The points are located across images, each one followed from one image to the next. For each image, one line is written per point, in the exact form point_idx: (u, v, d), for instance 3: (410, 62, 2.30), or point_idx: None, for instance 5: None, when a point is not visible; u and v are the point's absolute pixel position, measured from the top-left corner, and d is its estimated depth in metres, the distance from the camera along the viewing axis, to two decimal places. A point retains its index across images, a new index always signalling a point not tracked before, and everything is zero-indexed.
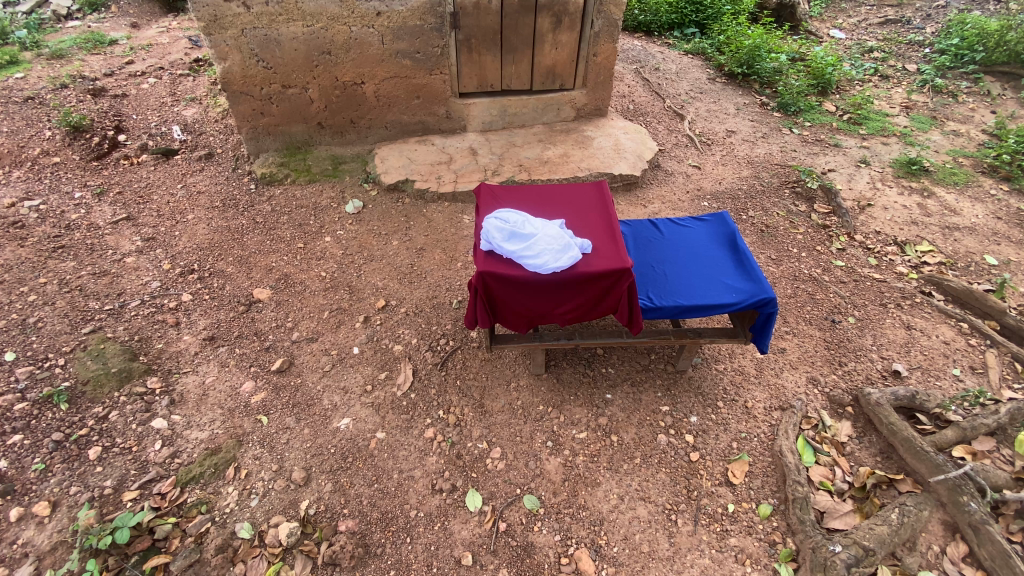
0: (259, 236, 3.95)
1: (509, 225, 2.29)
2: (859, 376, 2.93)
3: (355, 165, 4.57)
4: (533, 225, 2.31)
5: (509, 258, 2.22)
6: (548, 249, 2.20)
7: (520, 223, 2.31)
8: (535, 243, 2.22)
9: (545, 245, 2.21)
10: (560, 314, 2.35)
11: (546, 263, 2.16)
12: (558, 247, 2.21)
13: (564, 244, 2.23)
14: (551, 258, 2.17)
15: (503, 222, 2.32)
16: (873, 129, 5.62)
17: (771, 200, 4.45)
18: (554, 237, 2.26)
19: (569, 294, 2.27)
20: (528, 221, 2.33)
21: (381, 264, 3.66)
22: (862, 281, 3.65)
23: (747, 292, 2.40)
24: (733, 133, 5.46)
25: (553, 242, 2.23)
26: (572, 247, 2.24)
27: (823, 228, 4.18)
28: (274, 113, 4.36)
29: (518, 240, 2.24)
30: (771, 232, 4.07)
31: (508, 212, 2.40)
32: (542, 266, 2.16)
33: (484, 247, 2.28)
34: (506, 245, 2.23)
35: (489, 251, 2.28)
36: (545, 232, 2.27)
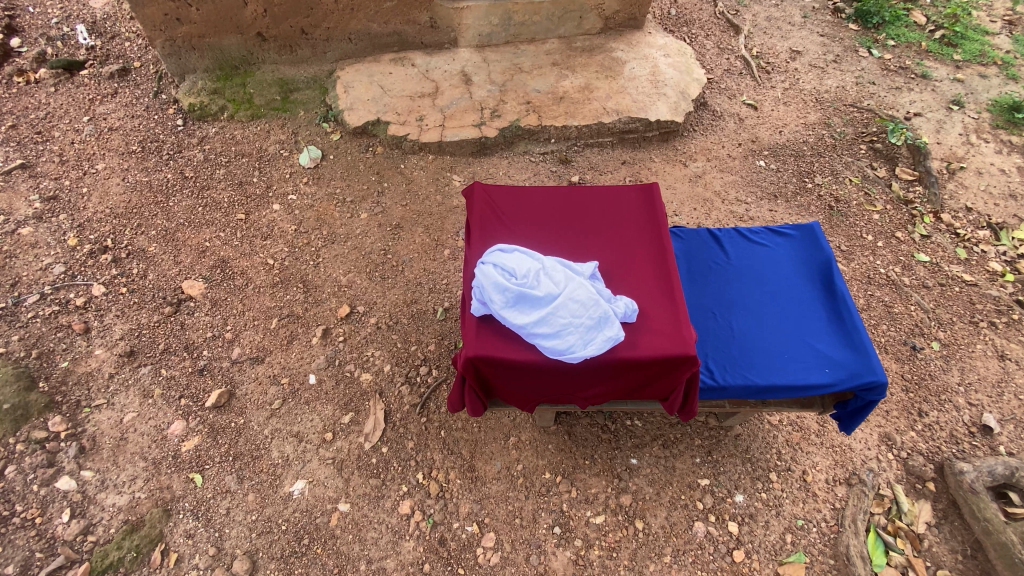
0: (190, 201, 3.08)
1: (516, 280, 1.49)
2: (942, 433, 2.35)
3: (312, 93, 3.52)
4: (553, 279, 1.50)
5: (515, 332, 1.49)
6: (578, 323, 1.44)
7: (531, 273, 1.50)
8: (555, 313, 1.45)
9: (576, 317, 1.45)
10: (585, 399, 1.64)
11: (576, 347, 1.43)
12: (595, 319, 1.46)
13: (603, 309, 1.47)
14: (584, 337, 1.44)
15: (506, 270, 1.51)
16: (969, 54, 4.46)
17: (841, 158, 3.55)
18: (587, 299, 1.47)
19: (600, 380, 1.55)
20: (543, 270, 1.53)
21: (346, 247, 2.83)
22: (949, 287, 2.95)
23: (844, 371, 1.71)
24: (798, 55, 4.29)
25: (582, 309, 1.46)
26: (612, 313, 1.48)
27: (904, 202, 3.36)
28: (196, 20, 3.24)
29: (529, 309, 1.46)
30: (841, 209, 3.25)
31: (514, 249, 1.60)
32: (569, 352, 1.43)
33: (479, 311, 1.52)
34: (510, 315, 1.46)
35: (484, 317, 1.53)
36: (572, 290, 1.48)
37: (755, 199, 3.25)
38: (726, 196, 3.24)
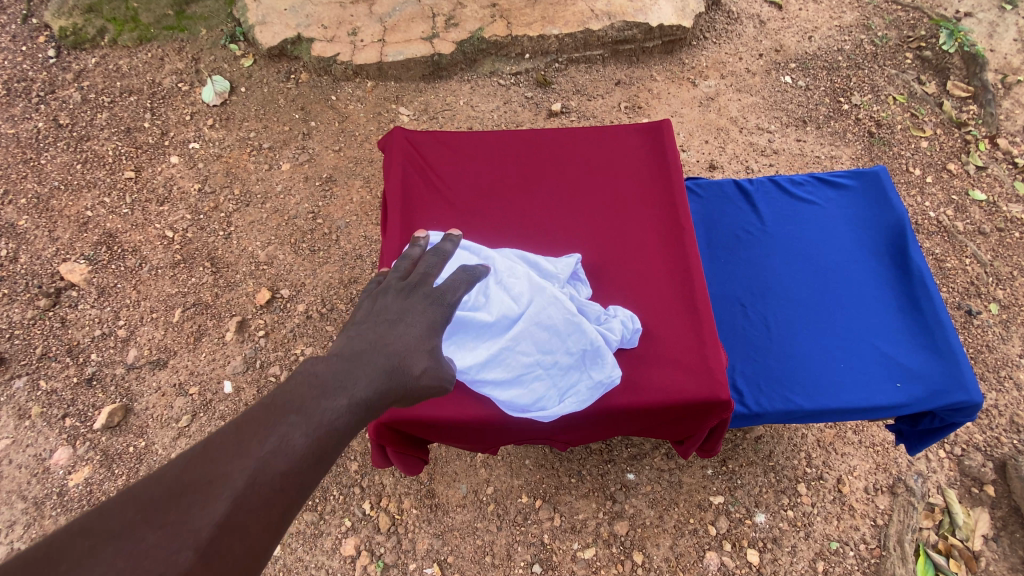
0: (67, 158, 2.42)
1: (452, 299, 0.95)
2: (1003, 420, 1.94)
3: (213, 3, 2.71)
4: (512, 293, 0.96)
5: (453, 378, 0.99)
6: (551, 363, 0.95)
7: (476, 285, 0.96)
8: (512, 352, 0.93)
9: (551, 356, 0.95)
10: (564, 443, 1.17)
11: (548, 401, 0.95)
12: (579, 354, 0.96)
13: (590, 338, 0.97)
14: (562, 385, 0.96)
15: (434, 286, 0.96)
16: None
17: (883, 70, 2.87)
18: (566, 323, 0.96)
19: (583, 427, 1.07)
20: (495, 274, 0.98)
21: (265, 211, 2.23)
22: (1009, 232, 2.45)
23: (922, 386, 1.23)
24: None
25: (555, 343, 0.95)
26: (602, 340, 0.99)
27: (956, 125, 2.76)
28: None
29: (477, 344, 0.93)
30: (883, 136, 2.65)
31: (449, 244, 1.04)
32: (538, 409, 0.95)
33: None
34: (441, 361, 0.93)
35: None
36: (544, 308, 0.96)
37: (780, 126, 2.62)
38: (745, 124, 2.60)
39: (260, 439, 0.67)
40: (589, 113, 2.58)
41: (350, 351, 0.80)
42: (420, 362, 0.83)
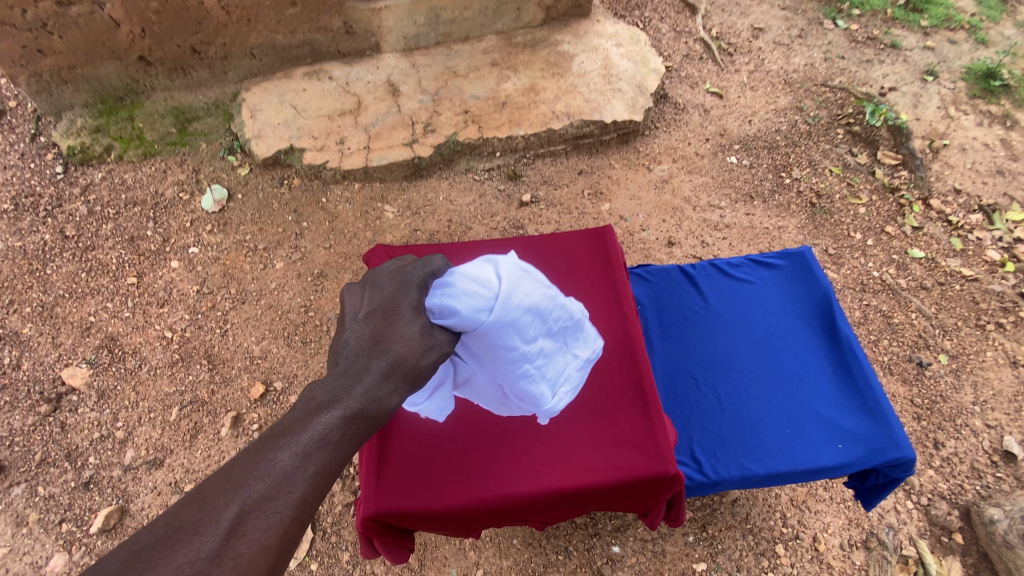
0: (71, 266, 2.60)
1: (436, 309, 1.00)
2: (963, 467, 2.06)
3: (214, 121, 3.04)
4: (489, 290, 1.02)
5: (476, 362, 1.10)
6: (538, 352, 1.11)
7: (446, 295, 0.99)
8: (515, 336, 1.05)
9: (531, 340, 1.08)
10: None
11: (548, 389, 1.13)
12: (554, 332, 1.14)
13: (564, 320, 1.16)
14: (552, 372, 1.14)
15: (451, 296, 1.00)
16: (937, 18, 4.40)
17: (818, 146, 3.22)
18: (544, 307, 1.10)
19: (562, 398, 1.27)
20: (465, 274, 1.04)
21: (258, 307, 2.41)
22: (949, 286, 2.70)
23: (863, 445, 1.36)
24: (761, 33, 3.93)
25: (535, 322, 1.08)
26: (574, 317, 1.18)
27: (890, 191, 3.06)
28: (59, 49, 2.78)
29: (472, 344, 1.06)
30: (823, 205, 2.94)
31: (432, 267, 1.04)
32: (539, 401, 1.13)
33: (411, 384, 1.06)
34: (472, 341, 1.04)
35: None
36: (521, 301, 1.05)
37: (730, 202, 2.90)
38: (698, 202, 2.88)
39: (292, 450, 0.83)
40: (557, 200, 2.84)
41: (352, 364, 0.89)
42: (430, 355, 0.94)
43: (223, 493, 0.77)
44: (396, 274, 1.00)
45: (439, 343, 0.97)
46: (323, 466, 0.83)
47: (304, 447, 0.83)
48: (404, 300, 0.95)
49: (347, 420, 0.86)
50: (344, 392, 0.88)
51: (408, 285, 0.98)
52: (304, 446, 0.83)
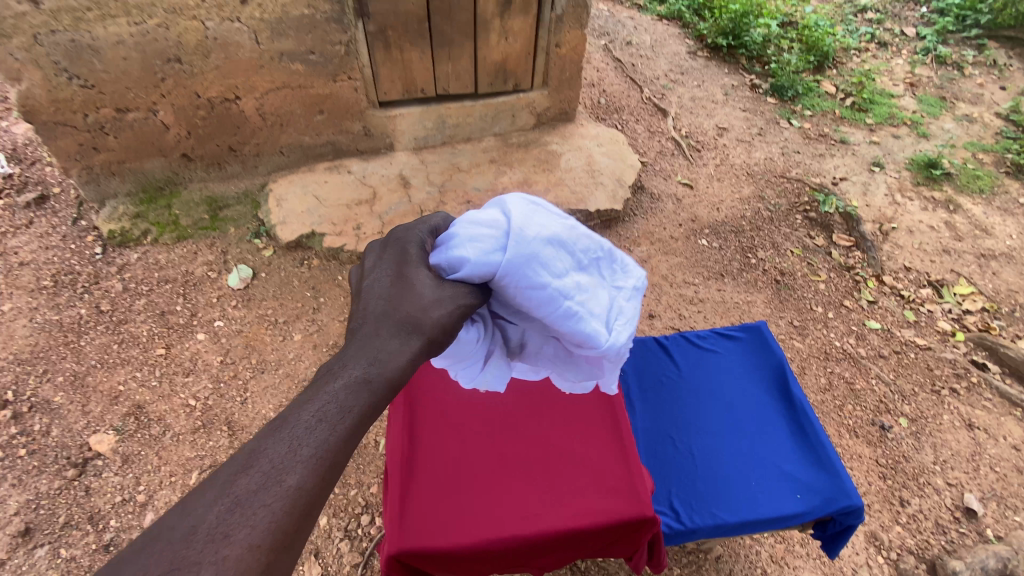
0: (104, 338, 2.83)
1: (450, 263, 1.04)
2: (928, 523, 2.25)
3: (243, 208, 3.40)
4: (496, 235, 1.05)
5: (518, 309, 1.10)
6: (573, 287, 1.10)
7: (455, 247, 1.03)
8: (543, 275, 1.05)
9: (562, 275, 1.08)
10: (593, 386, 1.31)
11: (596, 324, 1.10)
12: (580, 265, 1.13)
13: (591, 252, 1.16)
14: (595, 306, 1.12)
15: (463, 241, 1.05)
16: (880, 117, 5.04)
17: (780, 229, 3.62)
18: (564, 240, 1.11)
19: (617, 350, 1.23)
20: (472, 223, 1.07)
21: (277, 377, 2.67)
22: (905, 354, 2.97)
23: (818, 495, 1.57)
24: (725, 132, 4.50)
25: (560, 256, 1.08)
26: (602, 249, 1.18)
27: (847, 268, 3.43)
28: (113, 147, 3.19)
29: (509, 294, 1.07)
30: (787, 282, 3.29)
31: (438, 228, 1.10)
32: (593, 337, 1.09)
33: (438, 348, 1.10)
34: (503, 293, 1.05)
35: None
36: (535, 234, 1.06)
37: (703, 279, 3.25)
38: (675, 280, 3.22)
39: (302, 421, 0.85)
40: None
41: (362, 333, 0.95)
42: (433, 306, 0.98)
43: (214, 492, 0.76)
44: (394, 240, 1.09)
45: (451, 294, 1.01)
46: (323, 445, 0.83)
47: (301, 429, 0.83)
48: (405, 256, 1.03)
49: (339, 403, 0.86)
50: (333, 377, 0.89)
51: (407, 242, 1.07)
52: (291, 435, 0.82)
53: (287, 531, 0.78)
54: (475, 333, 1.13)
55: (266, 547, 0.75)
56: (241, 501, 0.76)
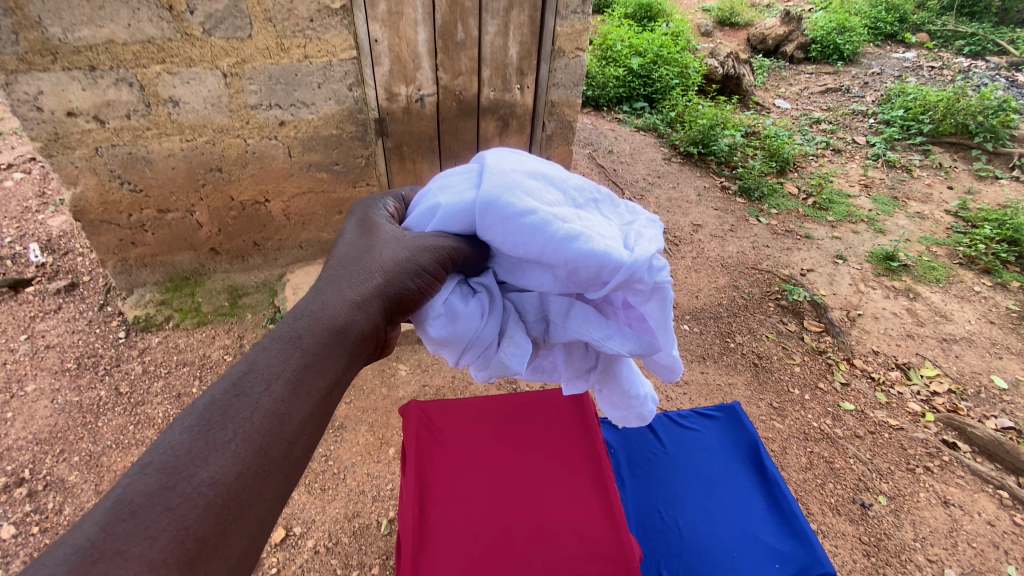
0: (120, 419, 3.02)
1: (435, 217, 1.09)
2: None
3: (260, 296, 3.72)
4: (470, 180, 1.09)
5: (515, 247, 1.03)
6: (565, 215, 1.05)
7: (437, 198, 1.10)
8: (526, 199, 1.02)
9: (548, 201, 1.05)
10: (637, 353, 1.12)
11: (602, 240, 1.02)
12: (569, 200, 1.11)
13: (585, 194, 1.16)
14: (596, 228, 1.06)
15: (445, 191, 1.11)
16: (840, 215, 5.60)
17: (755, 316, 3.95)
18: (549, 177, 1.11)
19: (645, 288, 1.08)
20: (453, 179, 1.13)
21: None
22: (880, 434, 3.17)
23: (794, 563, 1.70)
24: (699, 227, 4.99)
25: (541, 187, 1.07)
26: (598, 195, 1.18)
27: (819, 352, 3.71)
28: (149, 242, 3.51)
29: (500, 231, 1.03)
30: (765, 365, 3.55)
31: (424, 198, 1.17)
32: (597, 253, 1.00)
33: (437, 326, 1.05)
34: (489, 226, 1.02)
35: (414, 323, 1.11)
36: (512, 167, 1.07)
37: (686, 362, 3.51)
38: None
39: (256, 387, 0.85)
40: None
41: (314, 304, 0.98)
42: (379, 265, 1.04)
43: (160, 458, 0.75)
44: (364, 214, 1.19)
45: (414, 256, 1.05)
46: (272, 413, 0.84)
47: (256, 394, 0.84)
48: (370, 223, 1.14)
49: (259, 384, 0.85)
50: (254, 359, 0.88)
51: (381, 221, 1.15)
52: (203, 424, 0.79)
53: (208, 532, 0.72)
54: (479, 307, 1.07)
55: (180, 552, 0.69)
56: (141, 509, 0.70)
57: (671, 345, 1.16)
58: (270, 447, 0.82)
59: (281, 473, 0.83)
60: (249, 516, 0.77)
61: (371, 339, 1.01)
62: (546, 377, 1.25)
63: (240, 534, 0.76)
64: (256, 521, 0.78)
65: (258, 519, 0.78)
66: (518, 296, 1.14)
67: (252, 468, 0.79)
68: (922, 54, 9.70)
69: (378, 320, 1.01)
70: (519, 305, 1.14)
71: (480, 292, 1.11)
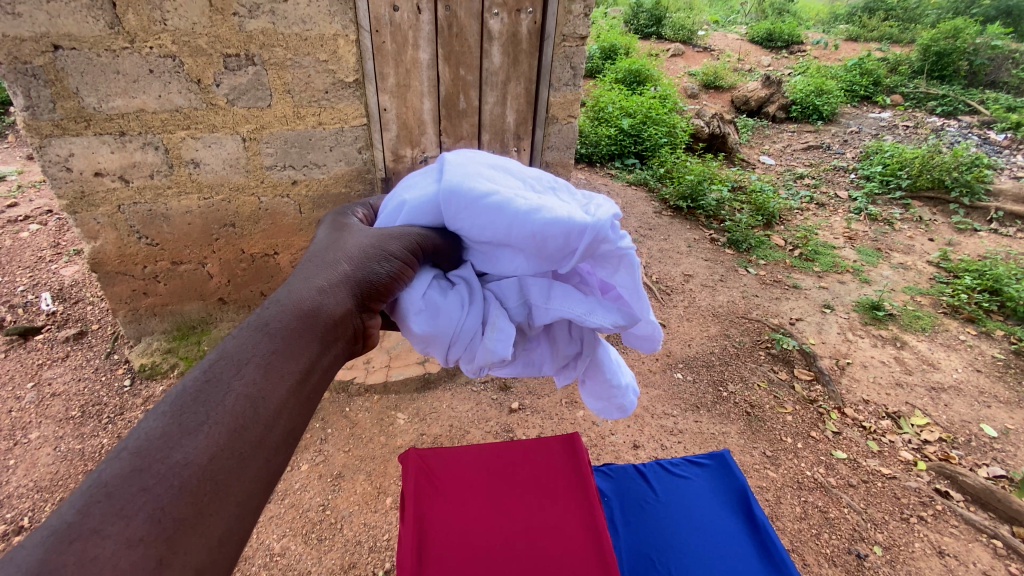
0: None
1: (402, 214, 1.16)
2: None
3: None
4: (432, 179, 1.18)
5: (482, 230, 1.08)
6: (524, 195, 1.11)
7: (404, 199, 1.18)
8: (484, 182, 1.09)
9: (505, 185, 1.12)
10: (620, 325, 1.17)
11: (563, 209, 1.07)
12: (526, 185, 1.17)
13: (543, 182, 1.23)
14: (557, 203, 1.11)
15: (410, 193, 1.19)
16: (826, 266, 5.81)
17: (746, 364, 4.06)
18: (505, 168, 1.18)
19: (612, 258, 1.12)
20: (417, 183, 1.22)
21: (282, 506, 2.81)
22: (873, 483, 3.21)
23: None
24: (690, 278, 5.18)
25: (497, 174, 1.14)
26: (556, 183, 1.24)
27: (810, 401, 3.79)
28: (161, 292, 3.65)
29: (464, 217, 1.08)
30: (758, 414, 3.62)
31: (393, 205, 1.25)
32: (559, 221, 1.04)
33: (420, 321, 1.08)
34: (454, 212, 1.08)
35: (398, 323, 1.14)
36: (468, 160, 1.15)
37: (681, 410, 3.58)
38: (655, 411, 3.55)
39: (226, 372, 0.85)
40: (540, 407, 3.48)
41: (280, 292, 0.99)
42: (344, 256, 1.07)
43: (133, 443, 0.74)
44: (335, 220, 1.26)
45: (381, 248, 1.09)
46: (245, 394, 0.84)
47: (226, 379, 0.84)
48: (342, 225, 1.20)
49: (230, 369, 0.85)
50: (225, 346, 0.88)
51: (351, 222, 1.22)
52: (177, 410, 0.79)
53: (185, 514, 0.71)
54: (459, 300, 1.11)
55: (158, 533, 0.69)
56: (118, 491, 0.69)
57: (649, 312, 1.20)
58: (245, 429, 0.81)
59: (259, 457, 0.82)
60: (228, 498, 0.76)
61: (345, 326, 1.01)
62: (534, 374, 1.30)
63: (220, 517, 0.75)
64: (236, 505, 0.77)
65: (237, 503, 0.77)
66: (497, 284, 1.17)
67: (228, 450, 0.78)
68: (897, 113, 10.29)
69: (349, 305, 1.01)
70: (500, 294, 1.16)
71: (458, 284, 1.15)
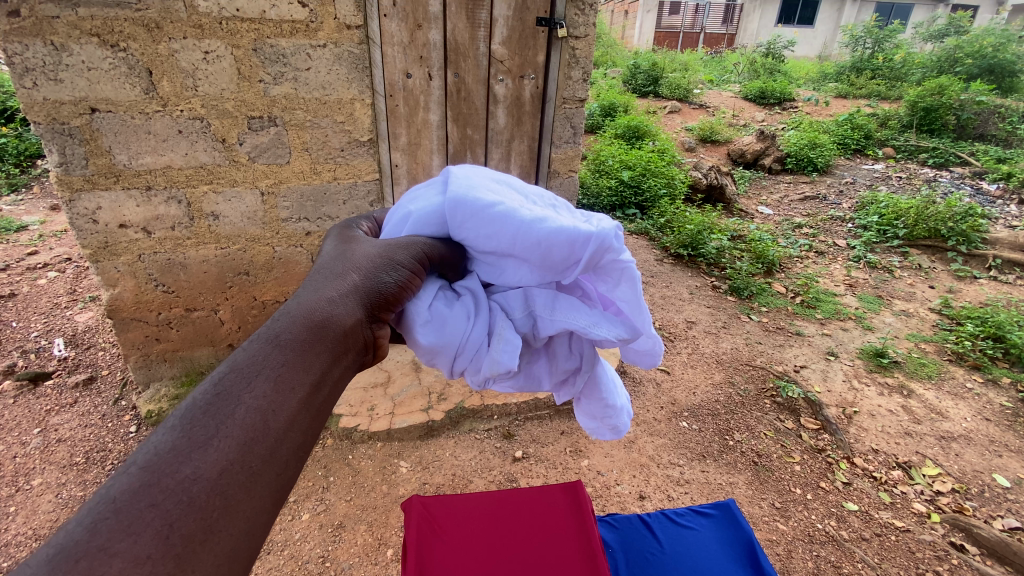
0: None
1: (408, 224, 1.22)
2: None
3: None
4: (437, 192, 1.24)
5: (487, 241, 1.15)
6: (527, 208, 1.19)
7: (410, 211, 1.24)
8: (488, 194, 1.16)
9: (508, 198, 1.19)
10: (624, 338, 1.21)
11: (566, 221, 1.14)
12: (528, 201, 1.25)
13: (545, 199, 1.30)
14: (559, 217, 1.19)
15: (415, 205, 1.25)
16: (827, 313, 5.86)
17: (752, 413, 4.04)
18: (507, 184, 1.26)
19: (614, 271, 1.20)
20: (422, 197, 1.28)
21: (281, 558, 2.77)
22: (886, 536, 3.12)
23: None
24: (693, 325, 5.24)
25: (500, 188, 1.22)
26: (556, 201, 1.32)
27: (818, 450, 3.75)
28: (172, 338, 3.74)
29: (470, 227, 1.15)
30: (765, 463, 3.57)
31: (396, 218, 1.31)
32: (563, 231, 1.11)
33: (427, 332, 1.12)
34: (461, 221, 1.15)
35: (403, 334, 1.17)
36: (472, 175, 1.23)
37: (687, 460, 3.55)
38: (661, 460, 3.52)
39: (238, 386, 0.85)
40: (544, 455, 3.46)
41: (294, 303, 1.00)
42: (353, 268, 1.09)
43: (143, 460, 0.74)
44: (339, 233, 1.31)
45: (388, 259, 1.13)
46: (256, 409, 0.84)
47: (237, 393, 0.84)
48: (349, 238, 1.25)
49: (241, 383, 0.85)
50: (236, 359, 0.88)
51: (357, 235, 1.27)
52: (187, 424, 0.79)
53: (194, 530, 0.72)
54: (466, 312, 1.16)
55: (164, 550, 0.70)
56: (127, 507, 0.69)
57: (650, 325, 1.26)
58: (255, 444, 0.81)
59: (271, 471, 0.82)
60: (238, 513, 0.77)
61: (355, 337, 1.02)
62: (535, 387, 1.31)
63: (229, 533, 0.75)
64: (246, 520, 0.77)
65: (246, 516, 0.77)
66: (502, 295, 1.22)
67: (239, 464, 0.78)
68: (890, 165, 10.62)
69: (358, 315, 1.03)
70: (505, 305, 1.21)
71: (463, 295, 1.19)
